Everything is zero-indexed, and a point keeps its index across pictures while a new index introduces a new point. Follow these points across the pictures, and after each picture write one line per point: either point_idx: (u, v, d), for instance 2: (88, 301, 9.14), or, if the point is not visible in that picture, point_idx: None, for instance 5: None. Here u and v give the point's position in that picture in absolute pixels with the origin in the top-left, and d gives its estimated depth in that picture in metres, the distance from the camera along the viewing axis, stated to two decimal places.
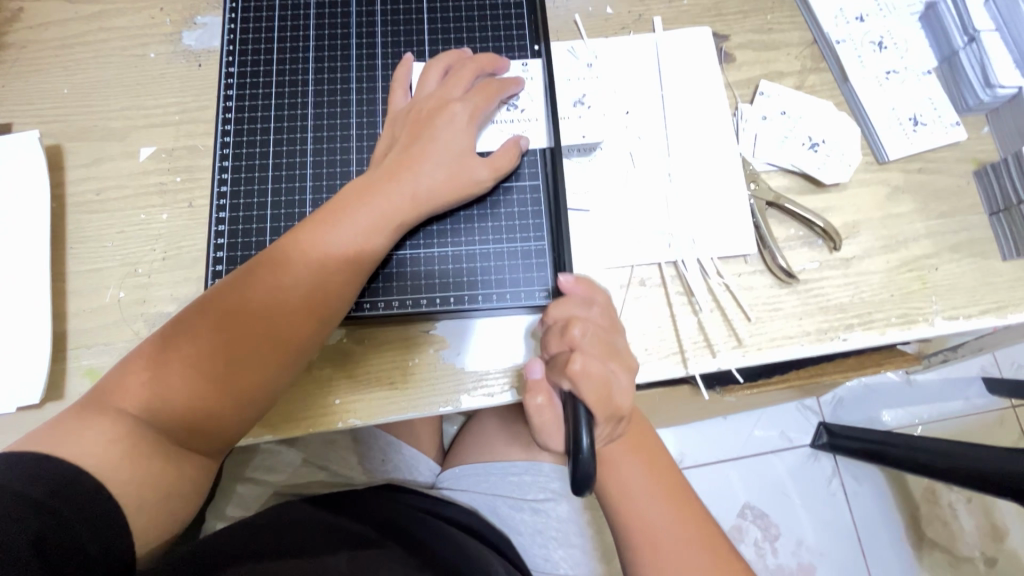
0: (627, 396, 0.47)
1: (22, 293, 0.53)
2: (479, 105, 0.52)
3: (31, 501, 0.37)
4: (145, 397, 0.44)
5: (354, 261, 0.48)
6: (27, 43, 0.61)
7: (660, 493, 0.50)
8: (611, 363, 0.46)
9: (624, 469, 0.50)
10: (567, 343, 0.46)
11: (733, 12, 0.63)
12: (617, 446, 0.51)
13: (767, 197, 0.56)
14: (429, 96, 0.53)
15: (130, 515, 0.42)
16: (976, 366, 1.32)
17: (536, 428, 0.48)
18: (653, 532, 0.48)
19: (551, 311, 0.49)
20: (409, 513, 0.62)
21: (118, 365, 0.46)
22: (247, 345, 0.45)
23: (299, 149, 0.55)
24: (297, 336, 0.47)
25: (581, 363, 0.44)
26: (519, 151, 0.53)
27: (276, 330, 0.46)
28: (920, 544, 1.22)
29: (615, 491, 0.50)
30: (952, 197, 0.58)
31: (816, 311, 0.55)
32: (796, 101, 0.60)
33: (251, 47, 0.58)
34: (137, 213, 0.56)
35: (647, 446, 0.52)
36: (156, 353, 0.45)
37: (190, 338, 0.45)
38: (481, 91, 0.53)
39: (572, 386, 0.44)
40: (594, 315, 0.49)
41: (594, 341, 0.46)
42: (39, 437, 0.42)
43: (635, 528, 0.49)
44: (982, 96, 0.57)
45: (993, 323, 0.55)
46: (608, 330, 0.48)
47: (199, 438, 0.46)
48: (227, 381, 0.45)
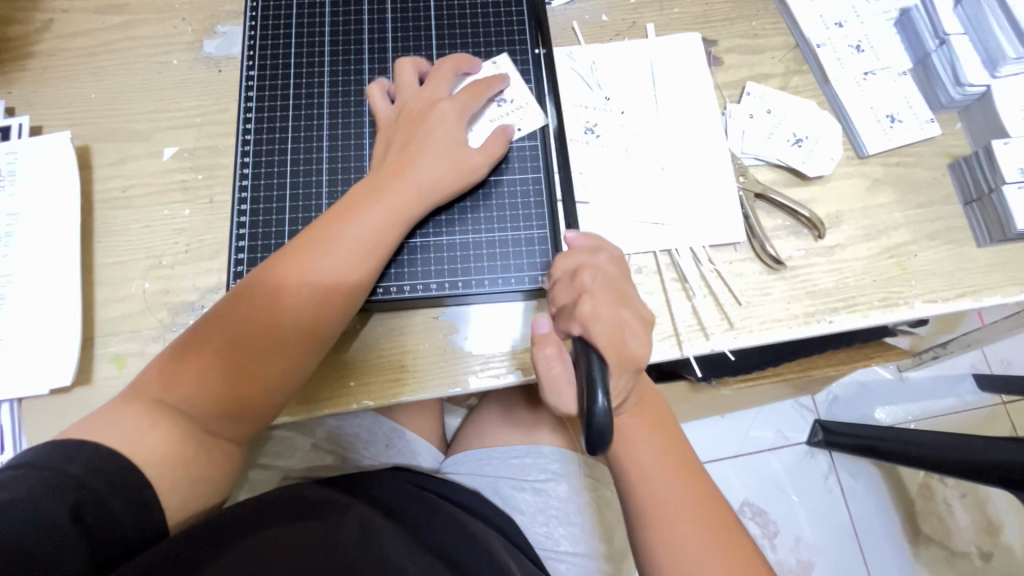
0: (638, 342, 0.48)
1: (53, 284, 0.56)
2: (467, 104, 0.56)
3: (72, 478, 0.41)
4: (174, 394, 0.47)
5: (367, 254, 0.51)
6: (56, 51, 0.65)
7: (669, 464, 0.52)
8: (621, 308, 0.48)
9: (634, 439, 0.53)
10: (576, 289, 0.48)
11: (720, 19, 0.67)
12: (627, 418, 0.54)
13: (755, 189, 0.60)
14: (420, 97, 0.56)
15: (164, 496, 0.45)
16: (966, 363, 1.36)
17: (546, 385, 0.48)
18: (660, 499, 0.51)
19: (559, 262, 0.50)
20: (411, 492, 0.64)
21: (148, 366, 0.49)
22: (270, 336, 0.48)
23: (316, 146, 0.59)
24: (320, 325, 0.50)
25: (590, 305, 0.46)
26: (508, 138, 0.57)
27: (297, 319, 0.49)
28: (915, 539, 1.24)
29: (626, 459, 0.52)
30: (929, 188, 0.62)
31: (804, 295, 0.58)
32: (781, 101, 0.64)
33: (269, 52, 0.62)
34: (161, 208, 0.60)
35: (655, 419, 0.55)
36: (182, 350, 0.48)
37: (211, 336, 0.48)
38: (467, 90, 0.57)
39: (583, 328, 0.46)
40: (601, 262, 0.50)
41: (603, 286, 0.48)
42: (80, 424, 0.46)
43: (642, 494, 0.51)
44: (953, 93, 0.61)
45: (970, 305, 0.58)
46: (615, 277, 0.50)
47: (230, 423, 0.49)
48: (253, 369, 0.48)
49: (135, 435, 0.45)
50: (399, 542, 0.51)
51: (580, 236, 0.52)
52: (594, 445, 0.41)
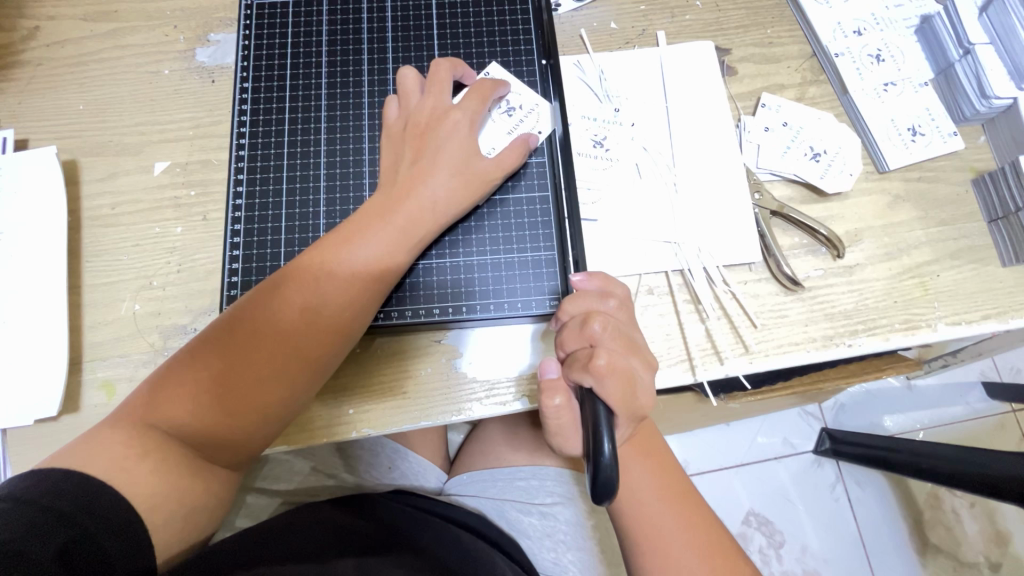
0: (647, 394, 0.46)
1: (38, 306, 0.53)
2: (476, 110, 0.53)
3: (58, 515, 0.38)
4: (172, 423, 0.45)
5: (378, 275, 0.49)
6: (42, 60, 0.62)
7: (669, 500, 0.50)
8: (632, 357, 0.46)
9: (632, 473, 0.50)
10: (587, 338, 0.45)
11: (734, 26, 0.64)
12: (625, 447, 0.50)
13: (771, 207, 0.58)
14: (427, 103, 0.53)
15: (154, 529, 0.43)
16: (975, 371, 1.33)
17: (553, 429, 0.47)
18: (660, 540, 0.48)
19: (567, 305, 0.48)
20: (414, 516, 0.63)
21: (140, 388, 0.47)
22: (276, 362, 0.46)
23: (313, 163, 0.57)
24: (331, 349, 0.48)
25: (606, 359, 0.43)
26: (525, 152, 0.54)
27: (302, 346, 0.47)
28: (924, 550, 1.22)
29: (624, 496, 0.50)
30: (951, 205, 0.59)
31: (822, 317, 0.56)
32: (798, 113, 0.61)
33: (264, 63, 0.59)
34: (152, 226, 0.57)
35: (653, 447, 0.52)
36: (179, 374, 0.46)
37: (211, 364, 0.46)
38: (475, 95, 0.54)
39: (595, 382, 0.43)
40: (610, 309, 0.48)
41: (615, 336, 0.46)
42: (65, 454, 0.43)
43: (640, 533, 0.49)
44: (978, 106, 0.59)
45: (995, 328, 0.56)
46: (625, 324, 0.47)
47: (229, 451, 0.47)
48: (256, 398, 0.46)
49: (125, 463, 0.42)
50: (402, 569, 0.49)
51: (588, 277, 0.50)
52: (600, 495, 0.38)
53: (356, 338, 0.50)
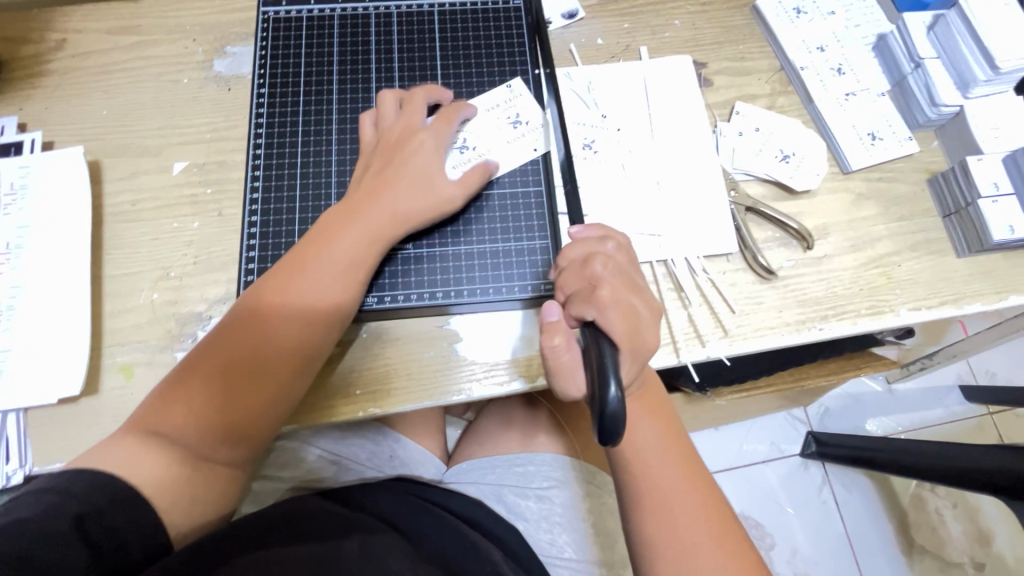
0: (650, 331, 0.49)
1: (62, 295, 0.57)
2: (444, 131, 0.58)
3: (72, 496, 0.42)
4: (162, 430, 0.48)
5: (348, 272, 0.52)
6: (68, 70, 0.67)
7: (675, 460, 0.53)
8: (634, 296, 0.49)
9: (639, 428, 0.53)
10: (589, 276, 0.48)
11: (709, 43, 0.71)
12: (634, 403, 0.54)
13: (745, 203, 0.63)
14: (392, 124, 0.58)
15: (162, 509, 0.46)
16: (952, 374, 1.39)
17: (553, 369, 0.48)
18: (663, 496, 0.51)
19: (573, 248, 0.50)
20: (412, 501, 0.65)
21: (140, 406, 0.50)
22: (257, 357, 0.50)
23: (325, 160, 0.61)
24: (298, 349, 0.51)
25: (608, 292, 0.47)
26: (488, 174, 0.58)
27: (276, 347, 0.50)
28: (910, 550, 1.25)
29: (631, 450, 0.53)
30: (910, 202, 0.65)
31: (795, 304, 0.60)
32: (768, 119, 0.67)
33: (280, 70, 0.64)
34: (170, 221, 0.61)
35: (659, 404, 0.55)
36: (166, 386, 0.49)
37: (194, 371, 0.49)
38: (443, 118, 0.58)
39: (599, 313, 0.46)
40: (609, 250, 0.51)
41: (616, 275, 0.49)
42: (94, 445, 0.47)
43: (643, 487, 0.52)
44: (929, 113, 0.65)
45: (953, 313, 0.61)
46: (627, 267, 0.50)
47: (234, 442, 0.50)
48: (237, 399, 0.49)
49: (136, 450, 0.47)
50: (402, 554, 0.52)
51: (589, 227, 0.53)
52: (609, 433, 0.39)
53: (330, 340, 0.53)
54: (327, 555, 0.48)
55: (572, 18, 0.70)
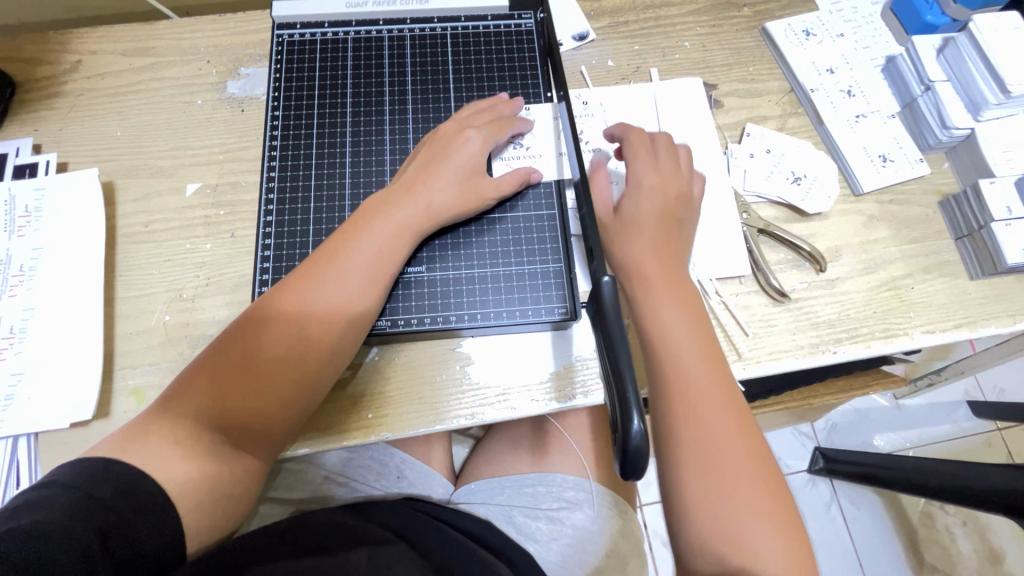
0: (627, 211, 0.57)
1: (75, 317, 0.57)
2: (492, 136, 0.60)
3: (99, 501, 0.41)
4: (198, 404, 0.48)
5: (377, 265, 0.53)
6: (83, 91, 0.67)
7: (708, 367, 0.50)
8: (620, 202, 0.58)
9: (671, 325, 0.51)
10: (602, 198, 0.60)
11: (719, 65, 0.71)
12: (664, 299, 0.52)
13: (758, 225, 0.63)
14: (448, 125, 0.60)
15: (184, 513, 0.45)
16: (960, 390, 1.38)
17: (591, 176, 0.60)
18: (691, 399, 0.48)
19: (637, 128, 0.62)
20: (423, 520, 0.65)
21: (177, 378, 0.50)
22: (285, 342, 0.50)
23: (338, 183, 0.61)
24: (327, 336, 0.51)
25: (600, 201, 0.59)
26: (528, 179, 0.60)
27: (308, 333, 0.51)
28: (920, 568, 1.23)
29: (656, 333, 0.51)
30: (922, 224, 0.65)
31: (808, 326, 0.60)
32: (779, 141, 0.67)
33: (294, 93, 0.64)
34: (183, 242, 0.61)
35: (690, 307, 0.52)
36: (207, 358, 0.50)
37: (233, 344, 0.50)
38: (495, 124, 0.61)
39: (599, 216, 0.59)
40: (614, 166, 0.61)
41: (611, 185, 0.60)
42: (107, 445, 0.46)
43: (670, 377, 0.49)
44: (940, 136, 0.65)
45: (967, 335, 0.61)
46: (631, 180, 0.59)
47: (252, 438, 0.50)
48: (266, 380, 0.49)
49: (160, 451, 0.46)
50: (416, 567, 0.52)
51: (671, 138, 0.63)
52: (631, 470, 0.38)
53: (360, 334, 0.53)
54: (342, 564, 0.48)
55: (583, 40, 0.71)
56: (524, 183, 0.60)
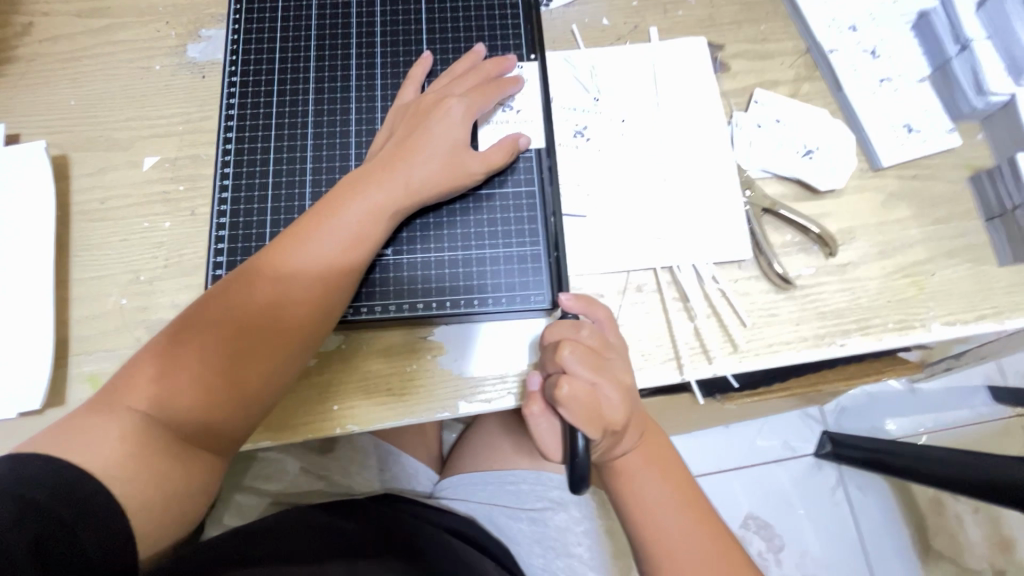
0: (622, 413, 0.46)
1: (28, 300, 0.54)
2: (476, 104, 0.53)
3: (33, 503, 0.37)
4: (149, 395, 0.44)
5: (351, 251, 0.49)
6: (34, 56, 0.62)
7: (686, 513, 0.47)
8: (601, 378, 0.45)
9: (644, 486, 0.48)
10: (554, 365, 0.46)
11: (727, 22, 0.64)
12: (633, 457, 0.49)
13: (762, 204, 0.57)
14: (429, 94, 0.55)
15: (135, 514, 0.41)
16: (981, 374, 1.31)
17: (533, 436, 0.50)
18: (675, 555, 0.46)
19: (546, 332, 0.48)
20: (402, 517, 0.62)
21: (125, 365, 0.46)
22: (249, 333, 0.46)
23: (299, 156, 0.56)
24: (298, 326, 0.47)
25: (567, 388, 0.44)
26: (515, 149, 0.54)
27: (275, 323, 0.47)
28: (927, 556, 1.20)
29: (631, 503, 0.48)
30: (949, 203, 0.58)
31: (814, 317, 0.55)
32: (790, 109, 0.60)
33: (253, 57, 0.59)
34: (140, 221, 0.57)
35: (666, 455, 0.50)
36: (160, 349, 0.46)
37: (190, 334, 0.46)
38: (478, 89, 0.54)
39: (561, 409, 0.45)
40: (566, 362, 0.45)
41: (583, 361, 0.45)
42: (49, 439, 0.42)
43: (650, 540, 0.47)
44: (976, 103, 0.58)
45: (993, 328, 0.55)
46: (598, 350, 0.47)
47: (210, 432, 0.45)
48: (228, 373, 0.45)
49: (105, 449, 0.42)
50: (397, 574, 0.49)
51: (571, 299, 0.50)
52: (575, 484, 0.44)
53: (331, 322, 0.50)
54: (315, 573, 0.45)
55: None
56: (513, 153, 0.54)
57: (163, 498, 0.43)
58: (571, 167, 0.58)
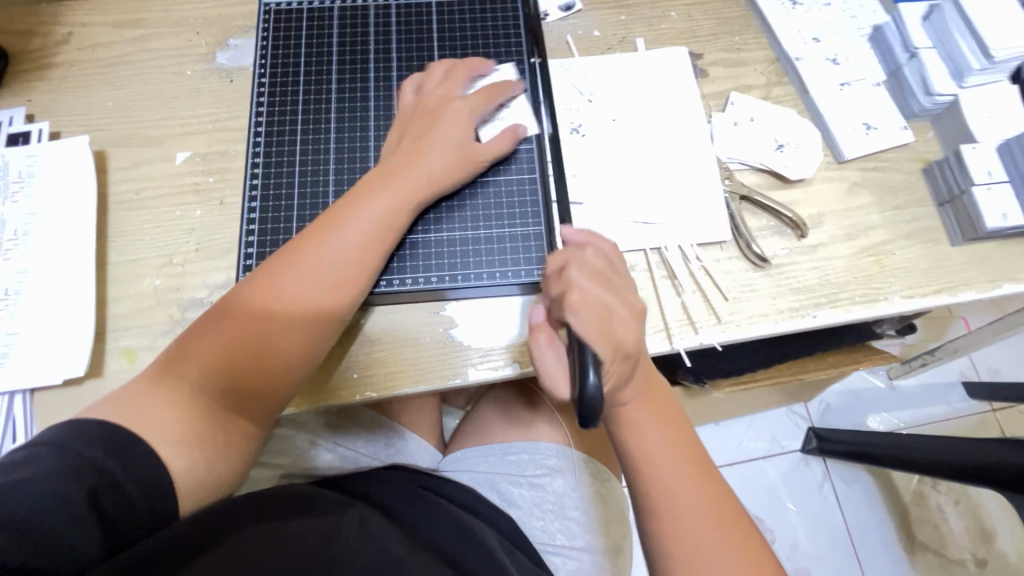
0: (625, 327, 0.48)
1: (69, 281, 0.58)
2: (479, 105, 0.60)
3: (89, 459, 0.42)
4: (198, 371, 0.49)
5: (377, 238, 0.54)
6: (75, 62, 0.68)
7: (678, 453, 0.52)
8: (607, 293, 0.49)
9: (643, 428, 0.53)
10: (564, 282, 0.49)
11: (706, 34, 0.71)
12: (634, 406, 0.53)
13: (740, 192, 0.64)
14: (433, 95, 0.60)
15: (177, 475, 0.46)
16: (955, 371, 1.39)
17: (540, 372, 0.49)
18: (671, 491, 0.51)
19: (550, 258, 0.51)
20: (410, 490, 0.66)
21: (172, 345, 0.51)
22: (286, 312, 0.51)
23: (323, 149, 0.62)
24: (331, 305, 0.52)
25: (578, 294, 0.48)
26: (517, 137, 0.60)
27: (310, 302, 0.51)
28: (911, 545, 1.25)
29: (633, 445, 0.53)
30: (905, 191, 0.65)
31: (789, 291, 0.61)
32: (763, 109, 0.67)
33: (280, 62, 0.65)
34: (173, 209, 0.62)
35: (664, 406, 0.55)
36: (202, 332, 0.50)
37: (231, 317, 0.51)
38: (482, 92, 0.60)
39: (571, 316, 0.47)
40: (575, 277, 0.49)
41: (590, 276, 0.49)
42: (106, 406, 0.47)
43: (648, 476, 0.52)
44: (924, 103, 0.65)
45: (947, 301, 0.61)
46: (602, 268, 0.51)
47: (254, 401, 0.51)
48: (269, 349, 0.50)
49: (155, 417, 0.47)
50: (399, 541, 0.53)
51: (575, 231, 0.54)
52: (586, 416, 0.43)
53: (359, 301, 0.55)
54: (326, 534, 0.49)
55: (569, 10, 0.71)
56: (514, 140, 0.60)
57: (203, 460, 0.47)
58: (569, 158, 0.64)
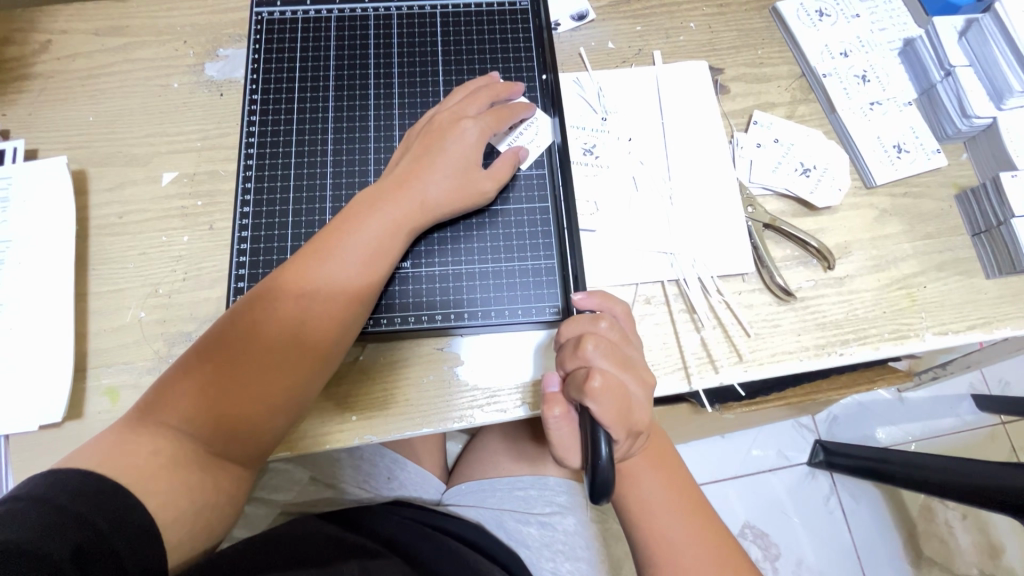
0: (642, 410, 0.46)
1: (48, 313, 0.54)
2: (490, 126, 0.55)
3: (72, 514, 0.38)
4: (177, 411, 0.45)
5: (371, 266, 0.50)
6: (53, 73, 0.63)
7: (681, 508, 0.49)
8: (625, 374, 0.46)
9: (645, 483, 0.50)
10: (582, 359, 0.45)
11: (726, 47, 0.67)
12: (635, 460, 0.50)
13: (764, 220, 0.60)
14: (443, 113, 0.56)
15: (166, 526, 0.42)
16: (965, 383, 1.35)
17: (553, 442, 0.47)
18: (674, 554, 0.48)
19: (563, 329, 0.48)
20: (413, 526, 0.63)
21: (155, 380, 0.47)
22: (273, 348, 0.47)
23: (319, 173, 0.58)
24: (320, 340, 0.48)
25: (601, 380, 0.43)
26: (518, 162, 0.57)
27: (298, 339, 0.47)
28: (919, 562, 1.22)
29: (634, 502, 0.49)
30: (937, 219, 0.61)
31: (814, 327, 0.57)
32: (788, 129, 0.63)
33: (273, 76, 0.61)
34: (159, 235, 0.58)
35: (666, 457, 0.52)
36: (185, 368, 0.46)
37: (214, 351, 0.46)
38: (494, 114, 0.56)
39: (592, 403, 0.43)
40: (592, 355, 0.45)
41: (609, 356, 0.45)
42: (82, 455, 0.43)
43: (650, 538, 0.48)
44: (960, 125, 0.62)
45: (981, 337, 0.58)
46: (619, 344, 0.47)
47: (238, 447, 0.46)
48: (252, 389, 0.46)
49: (138, 464, 0.42)
50: None
51: (589, 298, 0.51)
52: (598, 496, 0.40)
53: (351, 337, 0.51)
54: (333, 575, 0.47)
55: (582, 20, 0.66)
56: (515, 165, 0.56)
57: (192, 509, 0.44)
58: (581, 182, 0.61)
